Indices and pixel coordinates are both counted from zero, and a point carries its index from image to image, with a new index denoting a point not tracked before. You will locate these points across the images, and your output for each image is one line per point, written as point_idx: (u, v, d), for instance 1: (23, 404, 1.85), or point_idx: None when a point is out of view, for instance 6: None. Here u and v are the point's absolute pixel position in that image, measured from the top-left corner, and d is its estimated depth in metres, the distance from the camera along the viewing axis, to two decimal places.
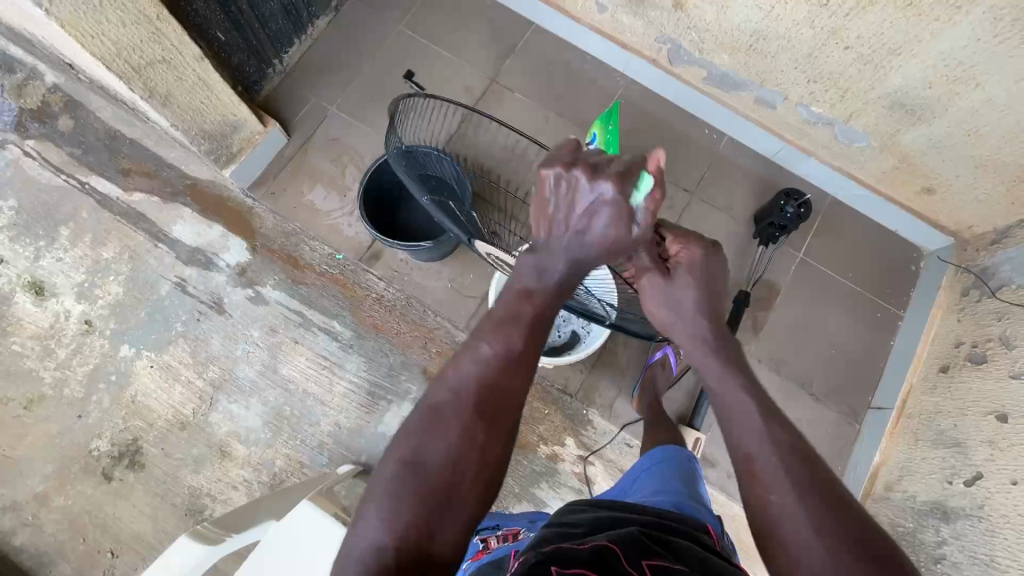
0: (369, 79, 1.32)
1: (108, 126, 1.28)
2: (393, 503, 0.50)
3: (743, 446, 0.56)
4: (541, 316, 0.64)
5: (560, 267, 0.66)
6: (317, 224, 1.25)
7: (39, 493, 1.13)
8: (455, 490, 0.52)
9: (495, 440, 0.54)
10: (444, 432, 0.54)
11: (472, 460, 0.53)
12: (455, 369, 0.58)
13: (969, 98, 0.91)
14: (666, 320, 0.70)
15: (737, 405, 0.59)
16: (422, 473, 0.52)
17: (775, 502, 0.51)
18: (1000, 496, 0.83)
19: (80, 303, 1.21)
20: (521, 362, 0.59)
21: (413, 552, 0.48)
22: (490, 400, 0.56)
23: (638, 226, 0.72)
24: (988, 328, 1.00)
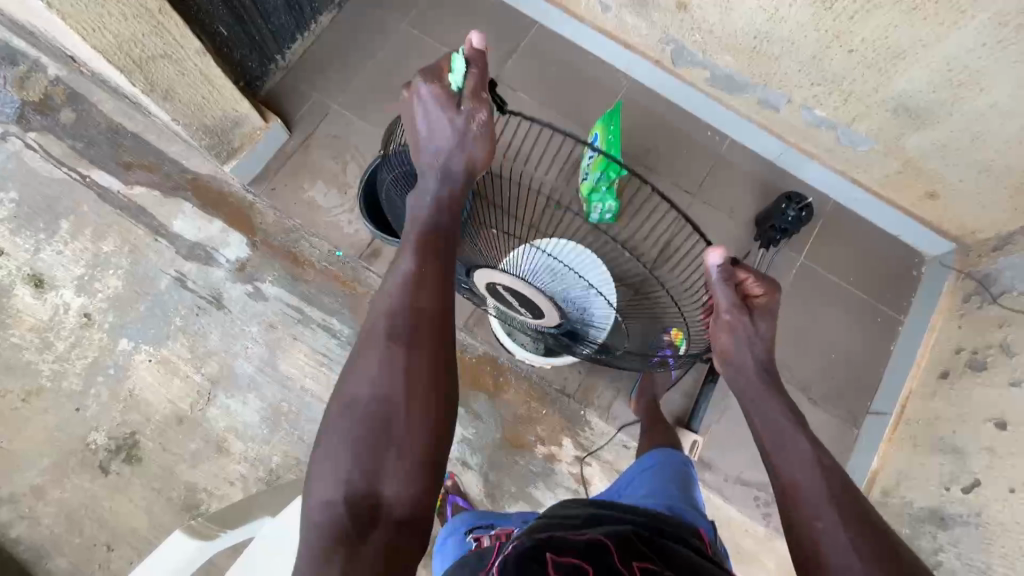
0: (372, 76, 1.32)
1: (111, 119, 1.28)
2: (336, 451, 0.55)
3: (789, 475, 0.64)
4: (425, 235, 0.67)
5: (431, 189, 0.70)
6: (317, 220, 1.25)
7: (37, 485, 1.13)
8: (387, 419, 0.55)
9: (412, 361, 0.58)
10: (366, 371, 0.58)
11: (397, 383, 0.57)
12: (373, 315, 0.62)
13: (974, 102, 0.90)
14: (736, 351, 0.74)
15: (788, 437, 0.67)
16: (356, 417, 0.56)
17: (822, 526, 0.58)
18: (997, 504, 0.83)
19: (79, 296, 1.21)
20: (421, 281, 0.63)
21: (361, 492, 0.53)
22: (405, 324, 0.60)
23: (716, 256, 0.70)
24: (989, 335, 0.99)
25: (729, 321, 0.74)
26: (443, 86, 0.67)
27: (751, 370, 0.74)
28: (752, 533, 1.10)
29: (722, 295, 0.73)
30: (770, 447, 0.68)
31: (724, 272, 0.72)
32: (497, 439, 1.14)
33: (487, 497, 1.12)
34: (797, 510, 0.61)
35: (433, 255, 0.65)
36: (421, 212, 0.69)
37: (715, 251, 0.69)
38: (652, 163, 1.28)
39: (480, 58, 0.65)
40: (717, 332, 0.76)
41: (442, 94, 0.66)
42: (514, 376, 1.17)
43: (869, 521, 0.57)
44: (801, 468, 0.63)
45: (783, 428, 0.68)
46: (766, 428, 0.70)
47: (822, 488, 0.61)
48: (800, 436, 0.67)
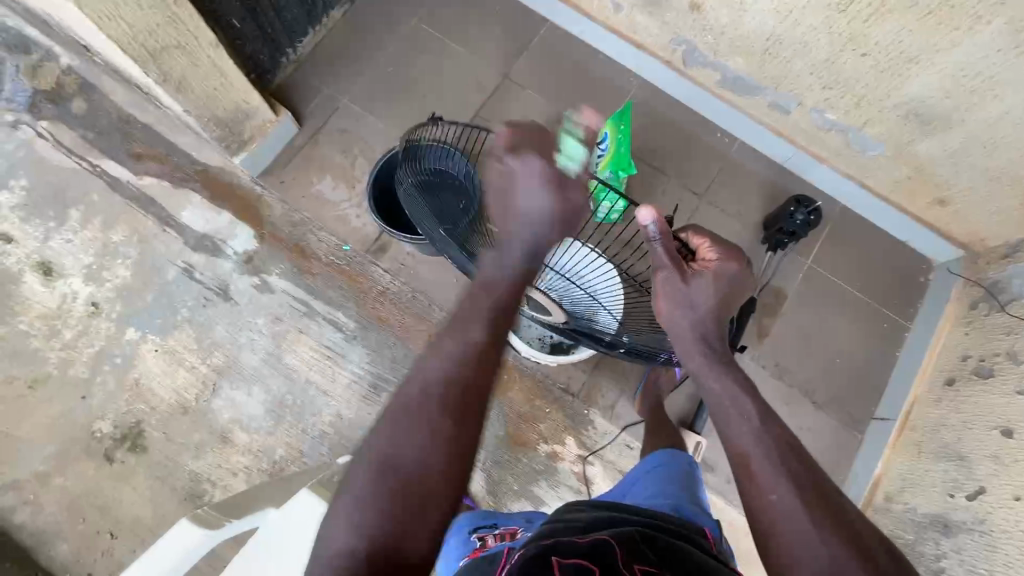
0: (382, 71, 1.32)
1: (122, 110, 1.29)
2: (365, 510, 0.55)
3: (739, 444, 0.61)
4: (498, 308, 0.68)
5: (518, 255, 0.71)
6: (325, 214, 1.25)
7: (42, 472, 1.13)
8: (422, 487, 0.56)
9: (461, 431, 0.59)
10: (404, 432, 0.58)
11: (441, 460, 0.57)
12: (418, 376, 0.62)
13: (986, 108, 0.90)
14: (673, 315, 0.70)
15: (735, 404, 0.65)
16: (387, 478, 0.56)
17: (774, 500, 0.56)
18: (1002, 511, 0.83)
19: (87, 285, 1.22)
20: (480, 358, 0.63)
21: (383, 551, 0.53)
22: (457, 401, 0.60)
23: (645, 212, 0.67)
24: (996, 342, 0.99)
25: (665, 279, 0.70)
26: (552, 162, 0.73)
27: (691, 335, 0.70)
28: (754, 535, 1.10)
29: (659, 253, 0.70)
30: (721, 416, 0.65)
31: (661, 231, 0.69)
32: (500, 437, 1.15)
33: (488, 493, 1.12)
34: (751, 483, 0.58)
35: (496, 330, 0.66)
36: (491, 271, 0.71)
37: (645, 210, 0.67)
38: (660, 164, 1.28)
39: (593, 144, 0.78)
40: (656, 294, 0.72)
41: (549, 169, 0.71)
42: (518, 374, 1.17)
43: (822, 490, 0.56)
44: (747, 437, 0.61)
45: (727, 392, 0.66)
46: (712, 399, 0.67)
47: (773, 458, 0.59)
48: (743, 400, 0.65)
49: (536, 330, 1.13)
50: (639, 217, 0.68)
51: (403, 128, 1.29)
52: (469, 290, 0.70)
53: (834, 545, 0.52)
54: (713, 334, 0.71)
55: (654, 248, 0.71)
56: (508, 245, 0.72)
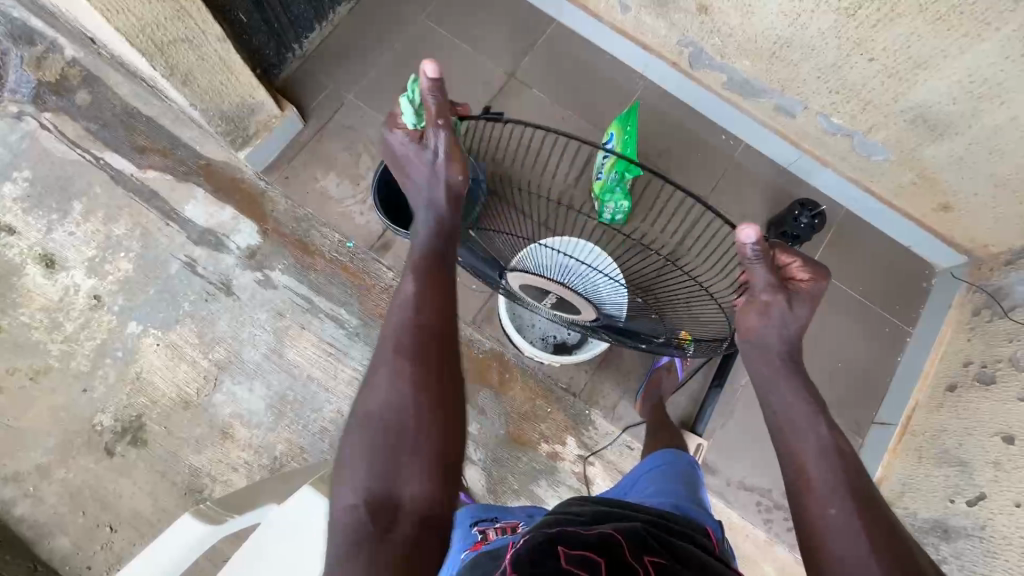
0: (388, 68, 1.32)
1: (126, 103, 1.28)
2: (356, 468, 0.57)
3: (799, 455, 0.63)
4: (428, 250, 0.70)
5: (422, 215, 0.73)
6: (329, 211, 1.25)
7: (42, 464, 1.13)
8: (404, 431, 0.57)
9: (422, 372, 0.60)
10: (373, 387, 0.60)
11: (411, 398, 0.59)
12: (381, 333, 0.64)
13: (993, 116, 0.90)
14: (765, 331, 0.70)
15: (807, 417, 0.65)
16: (366, 432, 0.58)
17: (834, 514, 0.57)
18: (1002, 517, 0.83)
19: (89, 278, 1.22)
20: (429, 295, 0.65)
21: (380, 498, 0.55)
22: (414, 338, 0.62)
23: (751, 235, 0.61)
24: (998, 349, 0.99)
25: (764, 301, 0.69)
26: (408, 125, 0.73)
27: (778, 352, 0.70)
28: (753, 537, 1.11)
29: (758, 274, 0.67)
30: (777, 426, 0.66)
31: (763, 250, 0.64)
32: (501, 435, 1.15)
33: (489, 492, 1.12)
34: (807, 494, 0.60)
35: (437, 270, 0.68)
36: (420, 237, 0.72)
37: (751, 230, 0.61)
38: (665, 165, 1.27)
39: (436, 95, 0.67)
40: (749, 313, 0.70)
41: (407, 135, 0.72)
42: (520, 373, 1.17)
43: (872, 502, 0.57)
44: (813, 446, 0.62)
45: (796, 406, 0.66)
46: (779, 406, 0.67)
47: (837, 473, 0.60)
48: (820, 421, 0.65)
49: (539, 331, 1.13)
50: (739, 236, 0.62)
51: None
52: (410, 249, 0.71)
53: (882, 554, 0.54)
54: (799, 347, 0.71)
55: (755, 272, 0.67)
56: (416, 217, 0.74)
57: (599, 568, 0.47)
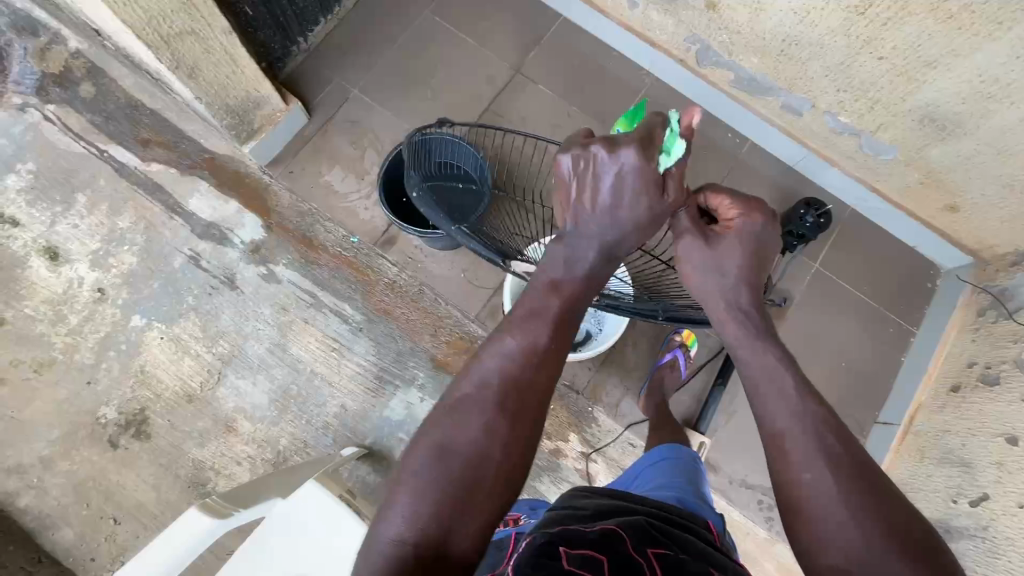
0: (393, 63, 1.31)
1: (130, 95, 1.28)
2: (415, 499, 0.53)
3: (775, 423, 0.59)
4: (567, 301, 0.66)
5: (592, 253, 0.68)
6: (334, 206, 1.25)
7: (46, 456, 1.14)
8: (476, 485, 0.54)
9: (514, 433, 0.57)
10: (463, 424, 0.57)
11: (497, 457, 0.56)
12: (476, 372, 0.61)
13: (1002, 116, 0.90)
14: (705, 287, 0.69)
15: (770, 375, 0.61)
16: (442, 465, 0.54)
17: (808, 479, 0.54)
18: (1005, 518, 0.83)
19: (93, 271, 1.22)
20: (544, 359, 0.61)
21: (432, 542, 0.51)
22: (516, 398, 0.59)
23: (649, 176, 0.68)
24: (1003, 350, 0.99)
25: (687, 246, 0.70)
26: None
27: (722, 302, 0.68)
28: (754, 536, 1.11)
29: (633, 200, 0.66)
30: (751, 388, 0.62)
31: (638, 173, 0.65)
32: None
33: None
34: (782, 460, 0.56)
35: (564, 335, 0.64)
36: (557, 271, 0.68)
37: (629, 152, 0.64)
38: None
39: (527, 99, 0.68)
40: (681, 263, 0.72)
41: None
42: None
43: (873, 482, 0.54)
44: (783, 415, 0.58)
45: (764, 368, 0.62)
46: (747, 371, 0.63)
47: (813, 436, 0.56)
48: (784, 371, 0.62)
49: None
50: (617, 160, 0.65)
51: (413, 121, 1.28)
52: (535, 288, 0.67)
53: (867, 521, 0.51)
54: (749, 299, 0.67)
55: (677, 213, 0.71)
56: (584, 243, 0.68)
57: (601, 566, 0.47)
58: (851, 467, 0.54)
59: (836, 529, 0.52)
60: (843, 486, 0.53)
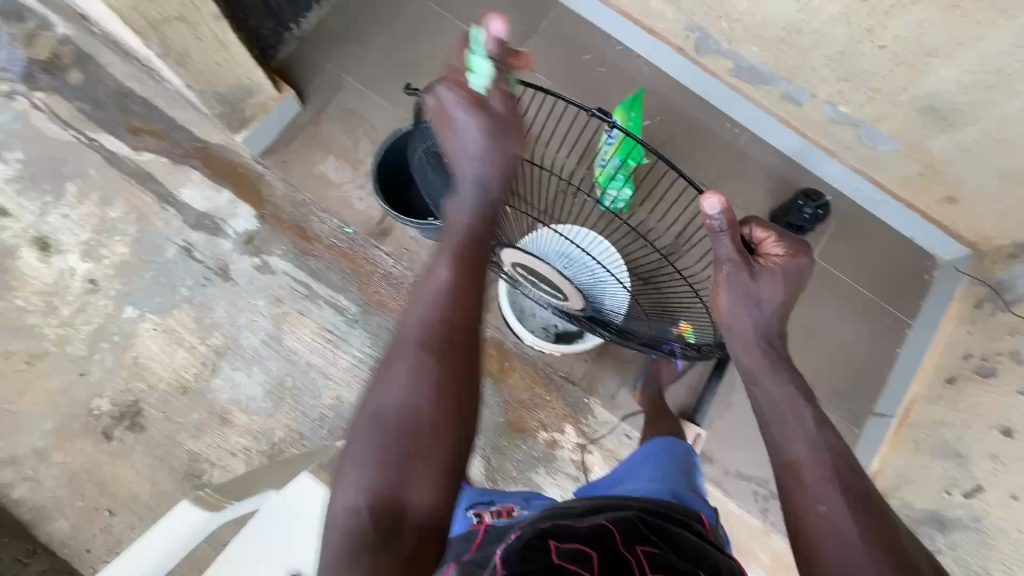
0: (388, 51, 1.29)
1: (119, 83, 1.26)
2: (359, 465, 0.57)
3: (794, 452, 0.63)
4: (470, 236, 0.68)
5: (473, 199, 0.70)
6: (328, 196, 1.23)
7: (39, 448, 1.13)
8: (416, 434, 0.57)
9: (442, 372, 0.60)
10: (391, 378, 0.60)
11: (428, 400, 0.58)
12: (403, 325, 0.64)
13: (1003, 106, 0.89)
14: (735, 315, 0.70)
15: (793, 411, 0.66)
16: (378, 426, 0.58)
17: (824, 510, 0.58)
18: (999, 510, 0.84)
19: (85, 262, 1.20)
20: (454, 294, 0.64)
21: (385, 500, 0.55)
22: (432, 338, 0.61)
23: (715, 203, 0.63)
24: (999, 342, 0.99)
25: (730, 278, 0.69)
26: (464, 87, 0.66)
27: (752, 335, 0.71)
28: (749, 526, 1.12)
29: (725, 248, 0.67)
30: (770, 417, 0.67)
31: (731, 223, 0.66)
32: (500, 423, 1.15)
33: (487, 479, 1.13)
34: (798, 489, 0.60)
35: (465, 263, 0.66)
36: (461, 217, 0.70)
37: (715, 198, 0.62)
38: (669, 152, 1.26)
39: (503, 52, 0.64)
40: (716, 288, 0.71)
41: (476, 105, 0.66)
42: (520, 361, 1.17)
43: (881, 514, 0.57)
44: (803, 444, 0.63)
45: (787, 400, 0.67)
46: (767, 403, 0.68)
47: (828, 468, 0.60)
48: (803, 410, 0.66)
49: (540, 319, 1.13)
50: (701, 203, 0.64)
51: (408, 110, 1.27)
52: (448, 238, 0.69)
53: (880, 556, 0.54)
54: (775, 333, 0.72)
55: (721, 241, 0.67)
56: (465, 191, 0.70)
57: (592, 561, 0.47)
58: (862, 501, 0.58)
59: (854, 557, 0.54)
60: (859, 521, 0.56)
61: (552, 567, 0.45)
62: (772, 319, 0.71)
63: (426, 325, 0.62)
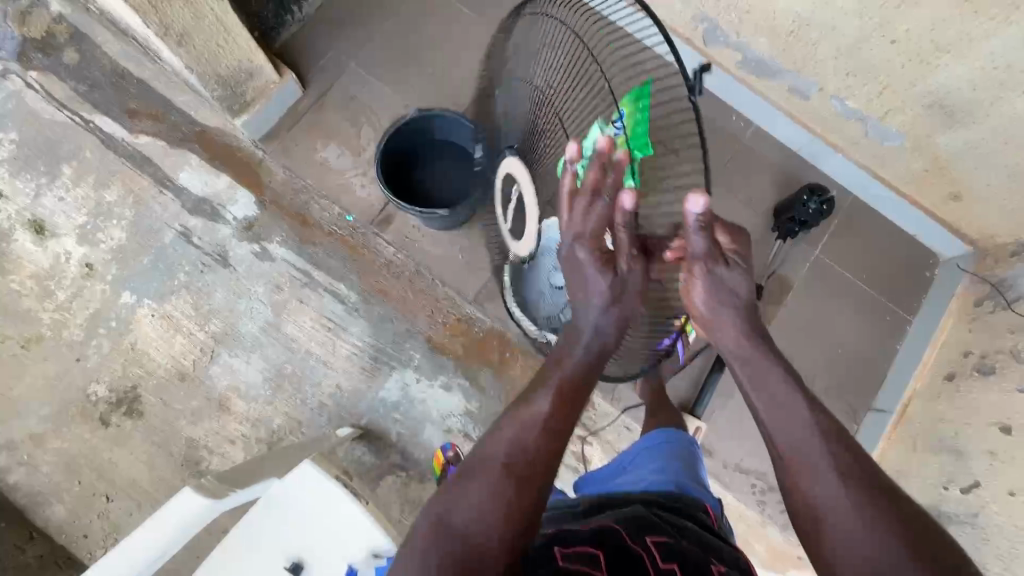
0: (391, 35, 1.27)
1: (116, 64, 1.23)
2: (423, 555, 0.53)
3: (787, 441, 0.62)
4: (568, 380, 0.70)
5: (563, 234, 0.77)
6: (329, 182, 1.22)
7: (36, 433, 1.12)
8: (473, 548, 0.52)
9: (519, 503, 0.56)
10: (471, 493, 0.57)
11: (501, 526, 0.54)
12: (490, 440, 0.63)
13: (1013, 104, 0.88)
14: (713, 311, 0.72)
15: (786, 407, 0.64)
16: (444, 534, 0.54)
17: (822, 493, 0.57)
18: (996, 505, 0.85)
19: (81, 246, 1.18)
20: (547, 434, 0.62)
21: None
22: (517, 480, 0.58)
23: (696, 202, 0.62)
24: (999, 340, 0.99)
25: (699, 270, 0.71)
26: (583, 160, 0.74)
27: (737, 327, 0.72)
28: (746, 519, 1.12)
29: (696, 243, 0.68)
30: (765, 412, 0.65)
31: (704, 221, 0.65)
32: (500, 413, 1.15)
33: None
34: (793, 479, 0.60)
35: (568, 416, 0.66)
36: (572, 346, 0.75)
37: (697, 199, 0.61)
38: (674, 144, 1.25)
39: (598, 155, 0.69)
40: (694, 284, 0.72)
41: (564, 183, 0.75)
42: (521, 353, 1.17)
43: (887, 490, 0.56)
44: (798, 429, 0.62)
45: (774, 389, 0.66)
46: (760, 401, 0.66)
47: (822, 448, 0.60)
48: (798, 398, 0.64)
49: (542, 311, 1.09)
50: (687, 203, 0.63)
51: (411, 97, 1.25)
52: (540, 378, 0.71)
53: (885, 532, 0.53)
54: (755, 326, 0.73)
55: (694, 241, 0.68)
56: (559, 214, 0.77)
57: (596, 564, 0.49)
58: (857, 473, 0.57)
59: (860, 537, 0.53)
60: (856, 500, 0.55)
61: (560, 574, 0.47)
62: (736, 310, 0.72)
63: (529, 447, 0.61)
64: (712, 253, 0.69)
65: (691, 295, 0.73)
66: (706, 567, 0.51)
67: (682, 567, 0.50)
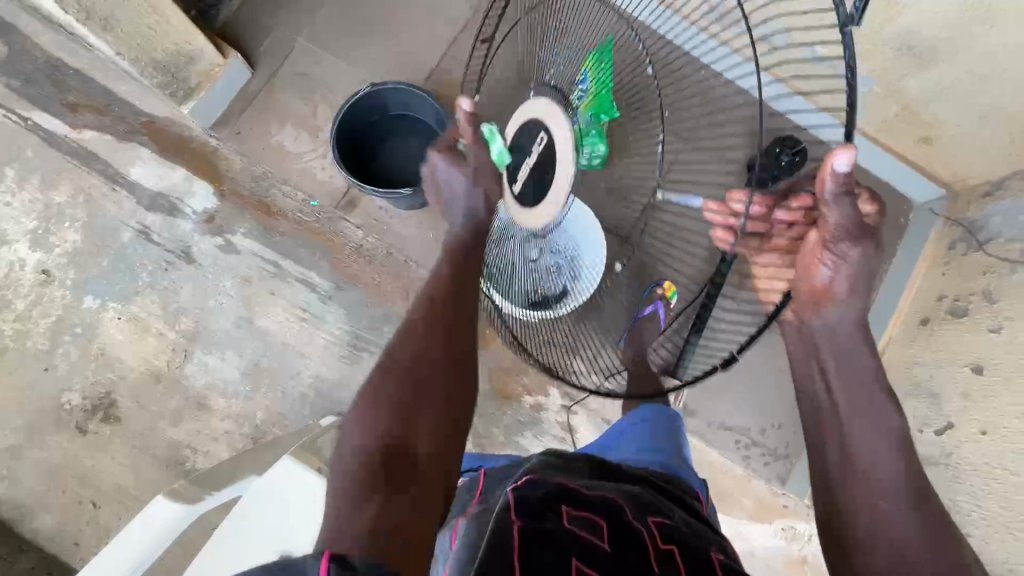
0: (340, 5, 1.20)
1: (48, 54, 1.15)
2: (361, 425, 0.59)
3: (865, 449, 0.65)
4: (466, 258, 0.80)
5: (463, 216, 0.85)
6: (289, 167, 1.17)
7: (12, 446, 1.10)
8: (401, 407, 0.60)
9: (436, 375, 0.64)
10: (388, 376, 0.64)
11: (426, 398, 0.62)
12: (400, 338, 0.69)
13: (980, 41, 0.86)
14: (852, 282, 0.70)
15: (875, 410, 0.67)
16: (375, 406, 0.60)
17: (885, 508, 0.62)
18: (969, 445, 0.88)
19: (34, 252, 1.14)
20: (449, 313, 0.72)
21: (375, 464, 0.55)
22: (423, 345, 0.68)
23: (843, 163, 0.59)
24: (971, 282, 1.00)
25: (846, 251, 0.68)
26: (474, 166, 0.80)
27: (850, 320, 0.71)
28: (731, 474, 1.15)
29: (836, 216, 0.66)
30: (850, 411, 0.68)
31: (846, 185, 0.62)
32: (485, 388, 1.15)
33: (476, 445, 1.14)
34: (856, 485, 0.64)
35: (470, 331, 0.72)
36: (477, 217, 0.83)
37: (847, 153, 0.57)
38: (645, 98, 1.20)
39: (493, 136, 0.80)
40: (824, 260, 0.70)
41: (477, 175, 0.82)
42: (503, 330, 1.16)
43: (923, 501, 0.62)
44: (877, 439, 0.65)
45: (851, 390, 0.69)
46: (846, 395, 0.69)
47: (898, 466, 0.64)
48: (890, 410, 0.67)
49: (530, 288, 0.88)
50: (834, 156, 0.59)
51: (367, 72, 1.19)
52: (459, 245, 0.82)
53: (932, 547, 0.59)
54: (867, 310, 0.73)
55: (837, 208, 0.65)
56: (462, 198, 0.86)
57: (603, 534, 0.49)
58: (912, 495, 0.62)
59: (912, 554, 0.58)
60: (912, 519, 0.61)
61: (564, 530, 0.46)
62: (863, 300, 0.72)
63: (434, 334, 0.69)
64: (855, 229, 0.67)
65: (818, 270, 0.71)
66: (703, 555, 0.52)
67: (682, 549, 0.51)
